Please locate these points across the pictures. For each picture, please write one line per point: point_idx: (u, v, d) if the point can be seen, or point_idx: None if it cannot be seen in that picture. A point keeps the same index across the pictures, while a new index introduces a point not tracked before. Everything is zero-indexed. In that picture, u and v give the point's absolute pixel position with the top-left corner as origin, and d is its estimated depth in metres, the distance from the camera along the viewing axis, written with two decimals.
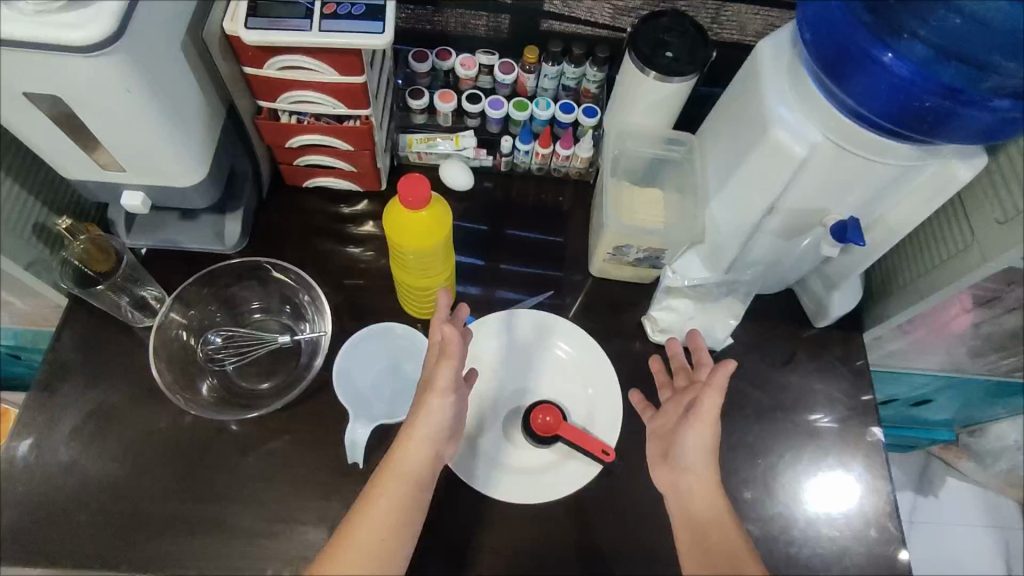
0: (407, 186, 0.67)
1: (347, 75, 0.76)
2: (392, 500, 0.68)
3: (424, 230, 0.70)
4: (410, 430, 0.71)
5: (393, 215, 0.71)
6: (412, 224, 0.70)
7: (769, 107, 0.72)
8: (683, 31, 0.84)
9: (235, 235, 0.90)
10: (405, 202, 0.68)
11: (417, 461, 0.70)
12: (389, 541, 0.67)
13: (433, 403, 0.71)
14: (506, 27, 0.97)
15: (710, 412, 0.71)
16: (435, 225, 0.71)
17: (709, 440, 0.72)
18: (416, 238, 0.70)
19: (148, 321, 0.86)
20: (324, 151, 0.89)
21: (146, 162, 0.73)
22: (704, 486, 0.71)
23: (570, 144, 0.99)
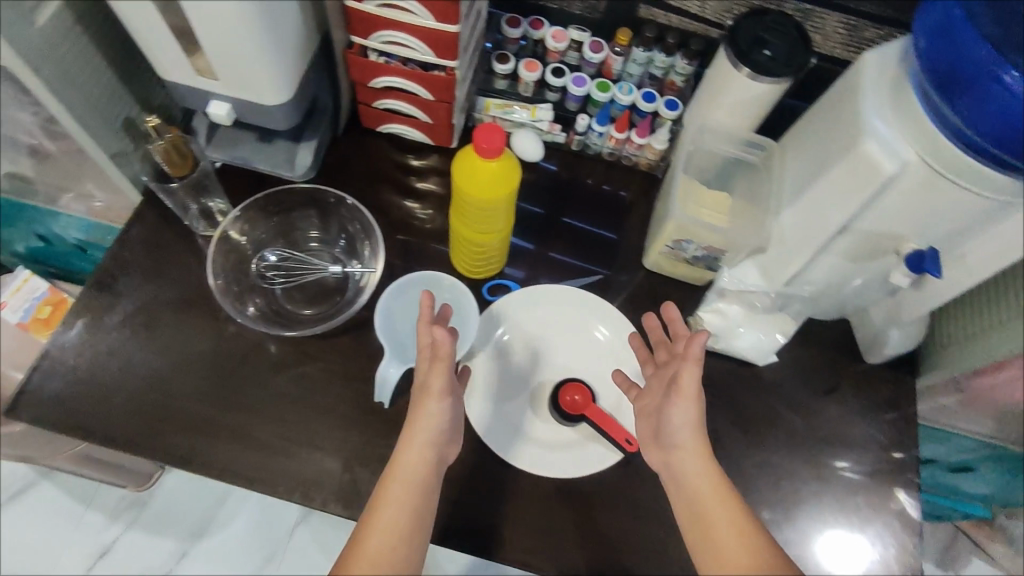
0: (482, 134, 0.68)
1: (442, 23, 0.77)
2: (399, 511, 0.65)
3: (492, 182, 0.71)
4: (409, 433, 0.70)
5: (461, 163, 0.72)
6: (480, 174, 0.70)
7: (864, 118, 0.70)
8: (786, 32, 0.81)
9: (305, 164, 0.92)
10: (479, 149, 0.68)
11: (419, 464, 0.69)
12: (398, 553, 0.63)
13: (432, 408, 0.70)
14: (602, 7, 0.96)
15: (693, 386, 0.70)
16: (504, 180, 0.71)
17: (692, 414, 0.70)
18: (483, 188, 0.71)
19: (207, 232, 0.90)
20: (404, 97, 0.90)
21: (238, 72, 0.75)
22: (695, 461, 0.69)
23: (646, 133, 0.98)
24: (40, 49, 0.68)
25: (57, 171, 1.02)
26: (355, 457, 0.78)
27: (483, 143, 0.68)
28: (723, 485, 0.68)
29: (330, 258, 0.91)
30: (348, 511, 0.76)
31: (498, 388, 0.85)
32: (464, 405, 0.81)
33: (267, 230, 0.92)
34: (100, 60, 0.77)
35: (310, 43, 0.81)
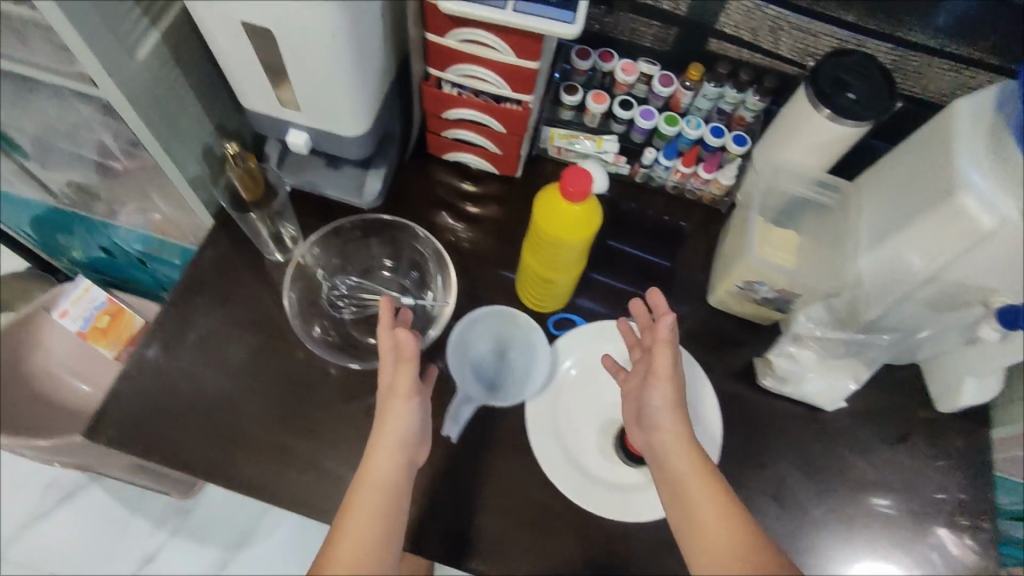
0: (571, 175, 0.68)
1: (523, 59, 0.77)
2: (374, 507, 0.65)
3: (576, 224, 0.71)
4: (378, 435, 0.69)
5: (545, 202, 0.72)
6: (567, 215, 0.70)
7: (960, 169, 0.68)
8: (869, 72, 0.79)
9: (374, 191, 0.92)
10: (566, 190, 0.69)
11: (389, 468, 0.68)
12: (377, 546, 0.63)
13: (401, 407, 0.68)
14: (675, 41, 0.96)
15: (671, 370, 0.72)
16: (588, 222, 0.71)
17: (669, 401, 0.72)
18: (570, 228, 0.71)
19: (277, 255, 0.90)
20: (475, 128, 0.90)
21: (321, 104, 0.76)
22: (676, 442, 0.70)
23: (713, 169, 0.97)
24: (137, 78, 0.69)
25: (129, 187, 1.04)
26: (424, 490, 0.79)
27: (571, 185, 0.69)
28: (703, 463, 0.69)
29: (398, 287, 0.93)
30: (417, 546, 0.77)
31: (565, 426, 0.84)
32: (533, 443, 0.81)
33: (341, 259, 0.93)
34: (186, 89, 0.78)
35: (390, 75, 0.82)
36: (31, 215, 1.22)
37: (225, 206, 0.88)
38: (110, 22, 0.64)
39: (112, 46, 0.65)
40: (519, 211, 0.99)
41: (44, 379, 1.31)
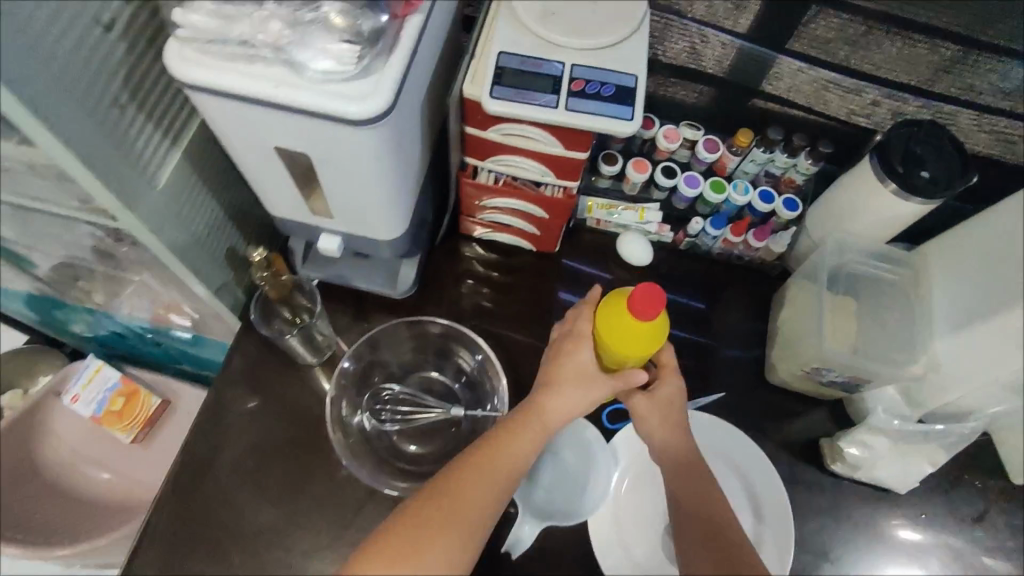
0: (642, 295, 0.62)
1: (571, 150, 0.71)
2: (513, 456, 0.65)
3: (644, 343, 0.64)
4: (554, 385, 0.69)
5: (613, 323, 0.65)
6: (634, 335, 0.64)
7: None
8: (939, 146, 0.74)
9: (408, 282, 0.88)
10: (639, 312, 0.62)
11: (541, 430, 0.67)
12: (501, 489, 0.63)
13: (597, 391, 0.68)
14: (720, 103, 0.90)
15: (642, 407, 0.73)
16: (656, 341, 0.65)
17: (654, 423, 0.73)
18: (637, 348, 0.64)
19: (309, 359, 0.85)
20: (514, 212, 0.84)
21: (356, 212, 0.70)
22: (684, 467, 0.71)
23: (765, 236, 0.91)
24: (157, 203, 0.63)
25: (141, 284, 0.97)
26: None
27: (641, 304, 0.63)
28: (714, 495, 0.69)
29: (438, 386, 0.86)
30: None
31: (631, 534, 0.79)
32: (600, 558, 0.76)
33: (381, 367, 0.86)
34: (208, 198, 0.73)
35: (425, 170, 0.76)
36: (28, 298, 1.11)
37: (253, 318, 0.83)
38: (128, 157, 0.58)
39: (130, 180, 0.58)
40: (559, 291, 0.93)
41: (58, 471, 1.25)
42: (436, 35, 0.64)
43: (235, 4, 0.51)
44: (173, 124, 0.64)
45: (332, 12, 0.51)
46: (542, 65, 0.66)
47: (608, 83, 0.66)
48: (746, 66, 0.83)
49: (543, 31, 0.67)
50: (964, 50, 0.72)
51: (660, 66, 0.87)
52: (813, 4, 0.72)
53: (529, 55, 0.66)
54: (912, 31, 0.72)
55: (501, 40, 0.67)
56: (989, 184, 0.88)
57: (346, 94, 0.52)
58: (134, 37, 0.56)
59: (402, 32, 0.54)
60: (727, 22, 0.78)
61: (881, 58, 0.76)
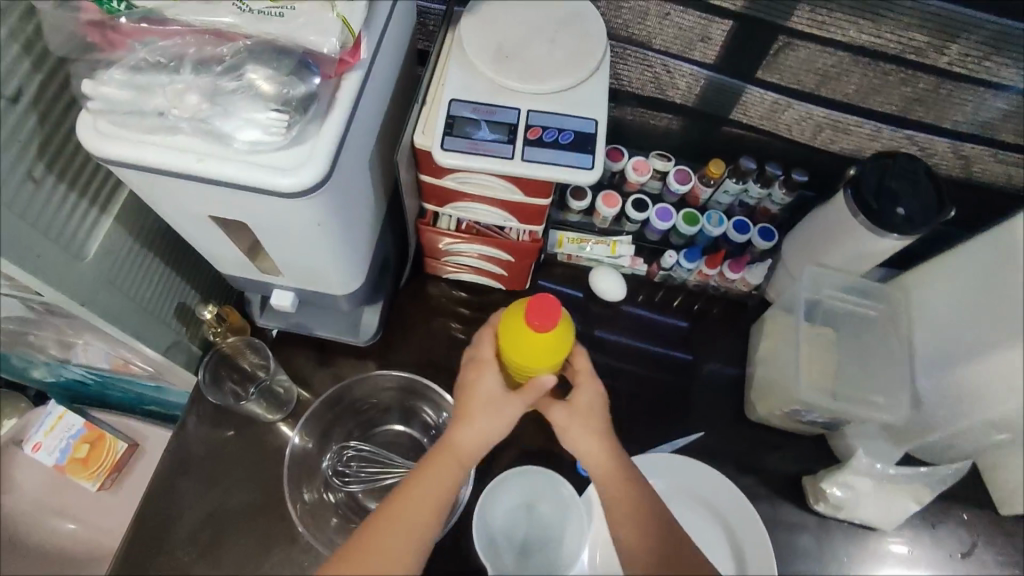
0: (539, 304, 0.60)
1: (532, 197, 0.68)
2: (430, 500, 0.60)
3: (548, 356, 0.61)
4: (462, 411, 0.63)
5: (514, 338, 0.61)
6: (535, 348, 0.61)
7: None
8: (915, 179, 0.71)
9: (372, 329, 0.84)
10: (531, 321, 0.60)
11: (456, 466, 0.62)
12: (419, 534, 0.59)
13: (509, 414, 0.62)
14: (689, 132, 0.86)
15: (562, 417, 0.68)
16: (561, 350, 0.62)
17: (576, 433, 0.67)
18: (539, 362, 0.62)
19: (271, 416, 0.81)
20: (478, 255, 0.80)
21: (306, 271, 0.66)
22: (612, 478, 0.66)
23: (741, 267, 0.88)
24: (88, 276, 0.59)
25: None
26: None
27: (540, 314, 0.60)
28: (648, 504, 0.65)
29: (405, 438, 0.83)
30: None
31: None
32: None
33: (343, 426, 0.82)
34: (147, 255, 0.68)
35: (379, 219, 0.72)
36: None
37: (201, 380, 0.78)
38: (50, 234, 0.54)
39: (54, 257, 0.55)
40: None
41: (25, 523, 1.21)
42: (380, 87, 0.60)
43: (147, 74, 0.47)
44: (98, 189, 0.60)
45: (257, 78, 0.47)
46: (496, 111, 0.62)
47: (567, 129, 0.62)
48: (715, 96, 0.79)
49: (497, 76, 0.62)
50: (938, 80, 0.69)
51: (625, 97, 0.83)
52: (780, 34, 0.69)
53: (483, 101, 0.62)
54: (884, 61, 0.68)
55: (452, 86, 0.63)
56: (967, 207, 0.85)
57: (277, 165, 0.48)
58: (46, 106, 0.52)
59: (337, 93, 0.50)
60: (693, 54, 0.75)
61: (852, 88, 0.73)
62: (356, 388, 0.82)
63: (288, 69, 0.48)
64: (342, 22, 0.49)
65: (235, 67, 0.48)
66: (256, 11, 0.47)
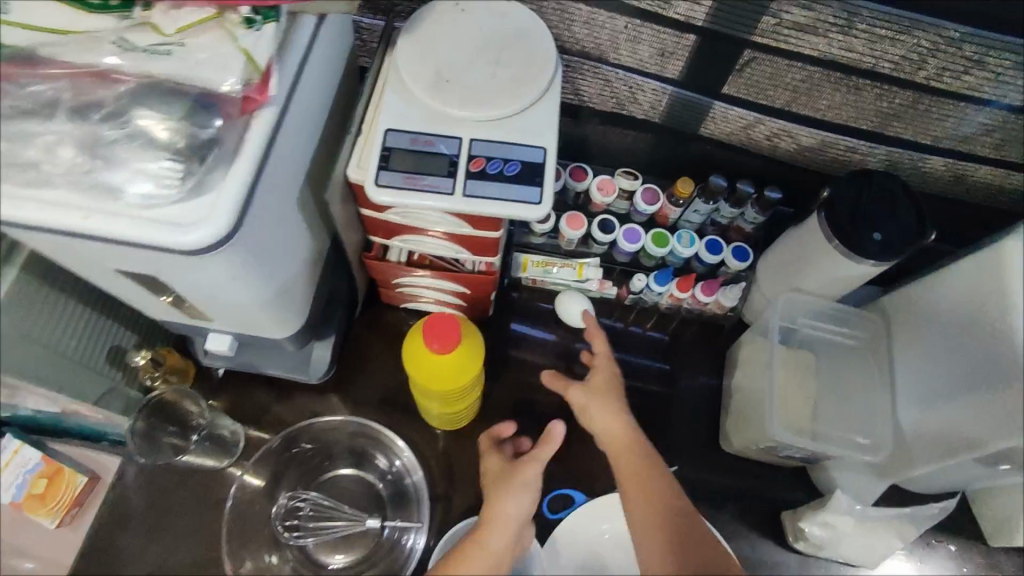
0: (436, 327, 0.57)
1: (481, 230, 0.63)
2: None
3: (456, 376, 0.60)
4: (491, 488, 0.64)
5: (420, 358, 0.60)
6: (434, 369, 0.59)
7: (1010, 330, 0.58)
8: (893, 197, 0.67)
9: (324, 365, 0.79)
10: (432, 345, 0.58)
11: (501, 540, 0.60)
12: None
13: (531, 471, 0.63)
14: (656, 149, 0.81)
15: (580, 396, 0.71)
16: (462, 370, 0.60)
17: (595, 414, 0.69)
18: (441, 381, 0.60)
19: (219, 462, 0.77)
20: (433, 286, 0.75)
21: (239, 317, 0.61)
22: (628, 444, 0.66)
23: (713, 290, 0.83)
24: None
25: None
26: None
27: (439, 335, 0.58)
28: (677, 491, 0.62)
29: (359, 485, 0.77)
30: None
31: None
32: None
33: (292, 474, 0.77)
34: (62, 302, 0.64)
35: (319, 255, 0.67)
36: None
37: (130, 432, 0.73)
38: None
39: None
40: (492, 362, 0.85)
41: None
42: (307, 118, 0.55)
43: (21, 124, 0.42)
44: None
45: (149, 124, 0.43)
46: (435, 142, 0.57)
47: (512, 159, 0.57)
48: (680, 111, 0.74)
49: (436, 103, 0.58)
50: (916, 94, 0.64)
51: (587, 113, 0.78)
52: (745, 49, 0.64)
53: (421, 131, 0.57)
54: (856, 76, 0.64)
55: (386, 114, 0.58)
56: (951, 220, 0.80)
57: (176, 220, 0.42)
58: None
59: (247, 133, 0.44)
60: (655, 68, 0.69)
61: (824, 103, 0.68)
62: (310, 433, 0.79)
63: (182, 110, 0.43)
64: (245, 57, 0.44)
65: (120, 113, 0.43)
66: (141, 50, 0.43)
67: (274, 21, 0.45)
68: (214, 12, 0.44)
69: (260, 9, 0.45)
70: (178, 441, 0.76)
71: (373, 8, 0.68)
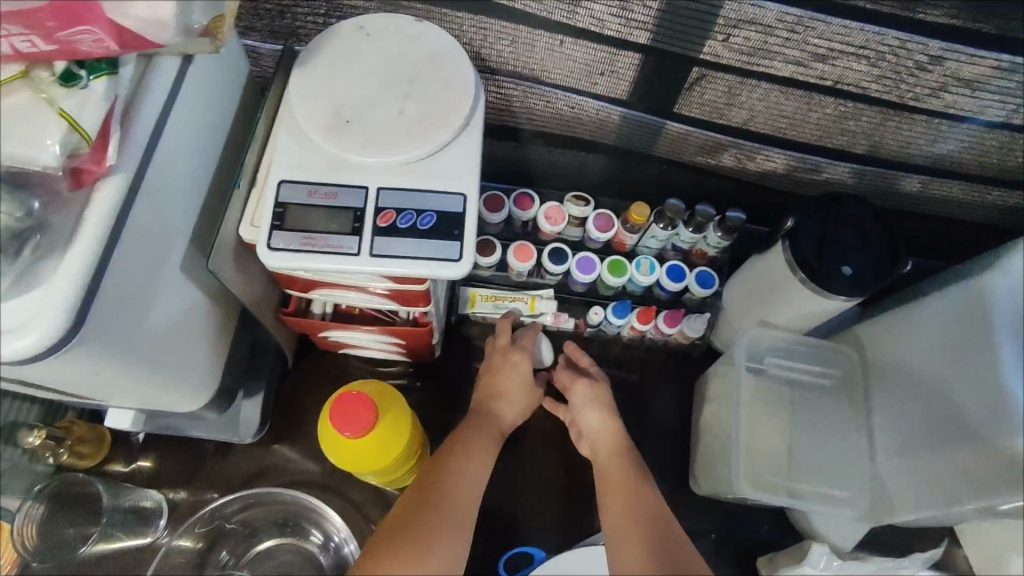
0: (343, 408, 0.51)
1: (404, 284, 0.56)
2: (458, 482, 0.57)
3: (381, 458, 0.54)
4: (493, 395, 0.68)
5: (342, 446, 0.53)
6: (360, 452, 0.53)
7: (996, 375, 0.52)
8: (864, 229, 0.61)
9: (252, 426, 0.71)
10: (345, 428, 0.51)
11: (484, 446, 0.62)
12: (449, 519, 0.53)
13: (531, 399, 0.70)
14: (607, 170, 0.74)
15: (585, 389, 0.69)
16: (390, 441, 0.54)
17: (591, 412, 0.68)
18: (373, 461, 0.54)
19: (140, 538, 0.70)
20: (365, 337, 0.68)
21: (128, 396, 0.54)
22: (620, 441, 0.65)
23: (677, 320, 0.76)
24: None
25: None
26: None
27: (350, 419, 0.51)
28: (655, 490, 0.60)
29: (297, 556, 0.71)
30: None
31: None
32: None
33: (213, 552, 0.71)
34: None
35: (224, 315, 0.60)
36: None
37: (20, 521, 0.61)
38: None
39: None
40: (443, 408, 0.78)
41: None
42: (179, 175, 0.48)
43: None
44: None
45: None
46: (337, 194, 0.50)
47: (427, 211, 0.50)
48: (629, 131, 0.67)
49: (334, 148, 0.50)
50: (883, 111, 0.57)
51: (529, 135, 0.71)
52: (693, 67, 0.56)
53: (321, 181, 0.50)
54: (817, 93, 0.57)
55: (279, 163, 0.50)
56: (929, 232, 0.74)
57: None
58: None
59: (86, 212, 0.39)
60: (595, 88, 0.62)
61: (784, 122, 0.61)
62: (233, 510, 0.71)
63: None
64: (66, 121, 0.37)
65: None
66: None
67: (106, 74, 0.39)
68: (22, 68, 0.37)
69: (85, 61, 0.38)
70: (74, 530, 0.65)
71: (273, 32, 0.60)
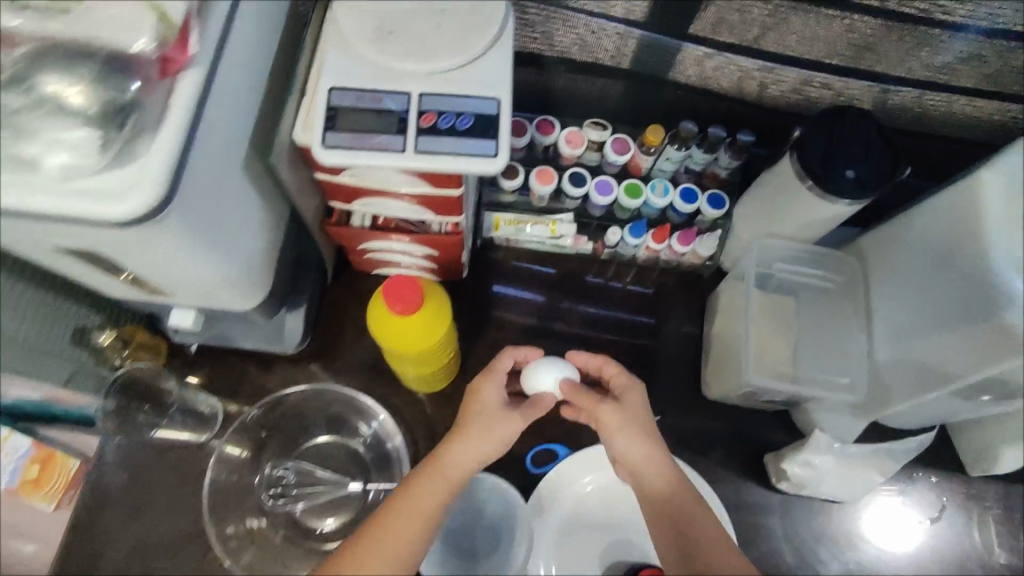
0: (396, 286, 0.57)
1: (442, 189, 0.61)
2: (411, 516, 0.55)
3: (429, 335, 0.60)
4: (469, 417, 0.61)
5: (394, 326, 0.59)
6: (412, 328, 0.59)
7: (986, 263, 0.57)
8: (867, 141, 0.64)
9: (296, 336, 0.77)
10: (398, 305, 0.57)
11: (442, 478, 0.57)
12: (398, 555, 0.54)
13: (514, 424, 0.60)
14: (625, 95, 0.78)
15: (614, 417, 0.61)
16: (436, 322, 0.60)
17: (624, 438, 0.61)
18: (422, 338, 0.60)
19: (198, 437, 0.76)
20: (400, 250, 0.74)
21: (196, 291, 0.60)
22: (657, 463, 0.60)
23: (690, 239, 0.80)
24: None
25: None
26: None
27: (402, 296, 0.57)
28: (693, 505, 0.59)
29: (341, 452, 0.78)
30: None
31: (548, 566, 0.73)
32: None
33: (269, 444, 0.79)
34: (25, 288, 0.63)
35: (276, 223, 0.65)
36: None
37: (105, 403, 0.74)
38: None
39: None
40: (470, 324, 0.84)
41: None
42: (242, 80, 0.53)
43: None
44: None
45: (58, 90, 0.42)
46: (383, 98, 0.55)
47: (465, 112, 0.55)
48: (645, 54, 0.71)
49: (379, 57, 0.55)
50: (885, 24, 0.61)
51: (551, 62, 0.75)
52: None
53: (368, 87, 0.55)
54: (826, 7, 0.60)
55: (329, 71, 0.55)
56: (928, 151, 0.78)
57: (99, 192, 0.41)
58: None
59: (172, 97, 0.44)
60: (615, 10, 0.66)
61: (794, 37, 0.65)
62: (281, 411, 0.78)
63: (92, 73, 0.42)
64: (159, 14, 0.44)
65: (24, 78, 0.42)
66: (36, 11, 0.42)
67: None
68: None
69: None
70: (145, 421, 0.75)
71: None
